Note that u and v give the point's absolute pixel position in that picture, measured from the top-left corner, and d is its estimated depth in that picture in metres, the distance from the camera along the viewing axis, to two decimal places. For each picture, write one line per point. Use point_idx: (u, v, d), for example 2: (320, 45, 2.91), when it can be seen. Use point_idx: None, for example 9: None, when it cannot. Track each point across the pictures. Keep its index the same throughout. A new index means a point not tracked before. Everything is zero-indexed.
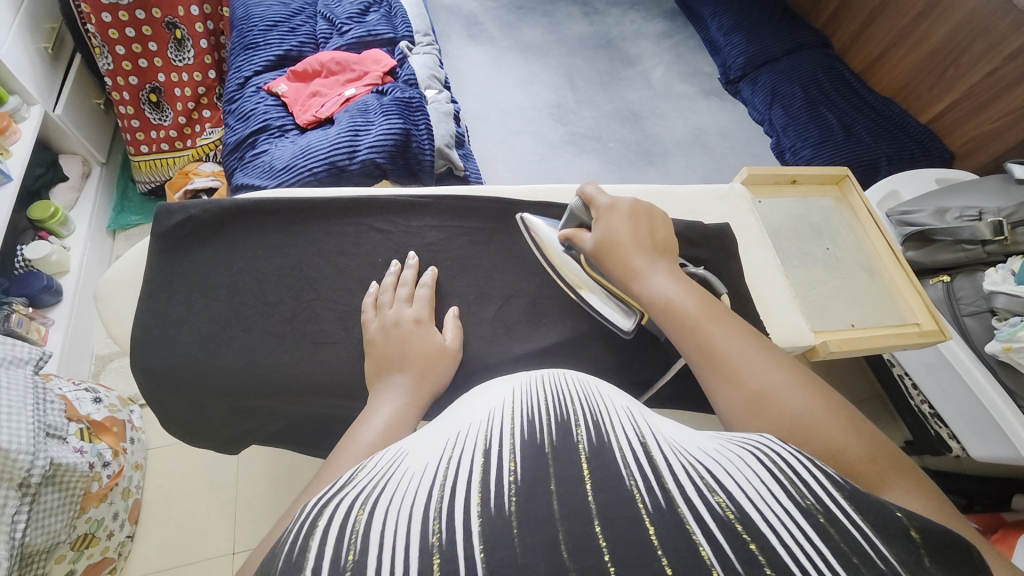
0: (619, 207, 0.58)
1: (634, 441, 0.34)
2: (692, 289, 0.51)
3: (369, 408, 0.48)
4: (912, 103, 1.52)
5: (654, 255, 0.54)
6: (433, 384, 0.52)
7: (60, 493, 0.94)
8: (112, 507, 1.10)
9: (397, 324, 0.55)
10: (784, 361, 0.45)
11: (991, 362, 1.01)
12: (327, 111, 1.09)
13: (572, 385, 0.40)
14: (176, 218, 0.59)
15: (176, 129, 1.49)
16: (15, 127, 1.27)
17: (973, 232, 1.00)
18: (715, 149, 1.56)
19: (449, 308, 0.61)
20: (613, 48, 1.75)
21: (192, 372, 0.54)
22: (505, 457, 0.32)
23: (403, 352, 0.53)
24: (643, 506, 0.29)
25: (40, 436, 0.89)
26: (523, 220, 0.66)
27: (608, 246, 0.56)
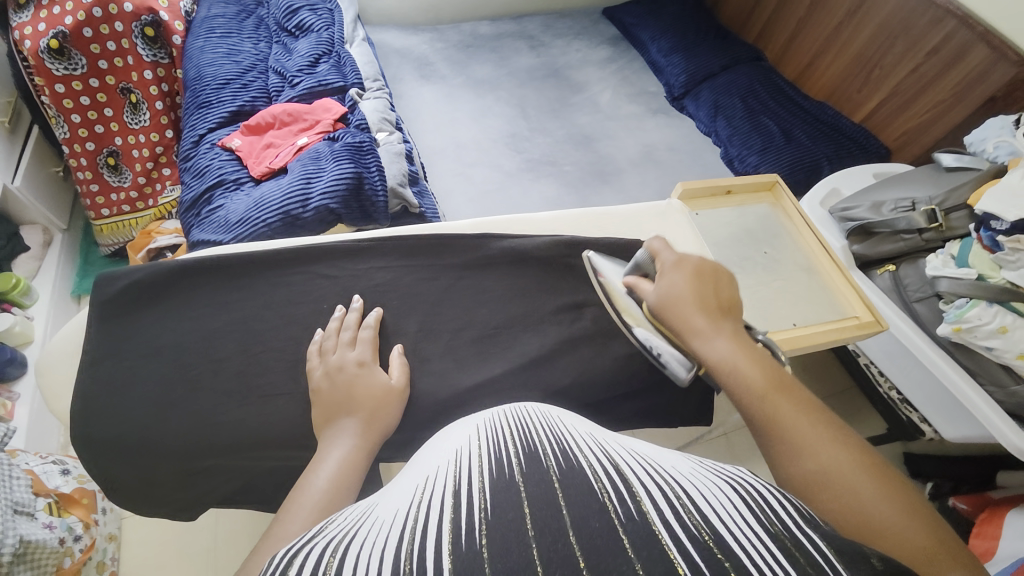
0: (685, 263, 0.59)
1: (602, 466, 0.36)
2: (761, 359, 0.50)
3: (321, 452, 0.50)
4: (845, 104, 1.61)
5: (721, 316, 0.54)
6: (381, 424, 0.53)
7: (32, 572, 0.90)
8: None
9: (340, 368, 0.56)
10: (845, 441, 0.45)
11: (945, 345, 1.03)
12: (280, 161, 1.12)
13: (535, 426, 0.44)
14: (120, 283, 0.60)
15: (136, 190, 1.49)
16: None
17: (909, 222, 1.06)
18: (667, 164, 1.61)
19: (394, 346, 0.62)
20: (560, 76, 1.83)
21: (137, 440, 0.54)
22: (475, 492, 0.33)
23: (350, 396, 0.54)
24: (615, 516, 0.30)
25: (8, 514, 0.86)
26: (590, 260, 0.69)
27: (669, 304, 0.56)
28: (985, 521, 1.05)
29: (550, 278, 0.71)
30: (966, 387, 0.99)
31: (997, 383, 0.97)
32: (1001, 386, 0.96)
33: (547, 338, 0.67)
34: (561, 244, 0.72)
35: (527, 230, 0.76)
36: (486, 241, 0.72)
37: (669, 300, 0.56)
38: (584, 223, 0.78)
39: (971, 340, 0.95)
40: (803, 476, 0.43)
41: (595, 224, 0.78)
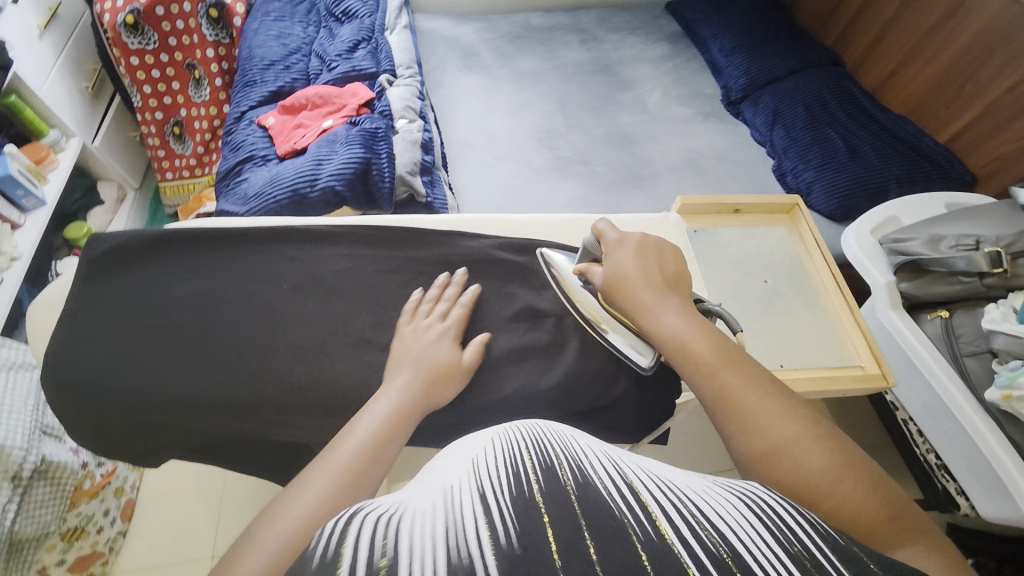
0: (628, 242, 0.60)
1: (618, 482, 0.34)
2: (710, 332, 0.51)
3: (376, 399, 0.54)
4: (929, 121, 1.41)
5: (667, 293, 0.55)
6: (435, 394, 0.56)
7: (51, 488, 1.00)
8: (104, 504, 1.13)
9: (427, 327, 0.61)
10: (800, 411, 0.45)
11: (994, 411, 0.89)
12: (305, 141, 1.16)
13: (551, 439, 0.41)
14: (104, 246, 0.66)
15: (195, 158, 1.63)
16: (54, 157, 1.44)
17: (969, 262, 0.92)
18: (709, 173, 1.50)
19: (478, 333, 0.64)
20: (609, 73, 1.75)
21: (94, 388, 0.59)
22: (499, 496, 0.31)
23: (417, 358, 0.57)
24: (636, 533, 0.29)
25: (36, 435, 0.95)
26: (544, 256, 0.69)
27: (619, 282, 0.57)
28: None
29: (512, 283, 0.70)
30: (1009, 463, 0.84)
31: None
32: None
33: (497, 345, 0.65)
34: (528, 252, 0.72)
35: (503, 232, 0.76)
36: (452, 239, 0.72)
37: (618, 278, 0.57)
38: (560, 231, 0.77)
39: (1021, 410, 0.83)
40: (752, 449, 0.43)
41: (574, 232, 0.77)
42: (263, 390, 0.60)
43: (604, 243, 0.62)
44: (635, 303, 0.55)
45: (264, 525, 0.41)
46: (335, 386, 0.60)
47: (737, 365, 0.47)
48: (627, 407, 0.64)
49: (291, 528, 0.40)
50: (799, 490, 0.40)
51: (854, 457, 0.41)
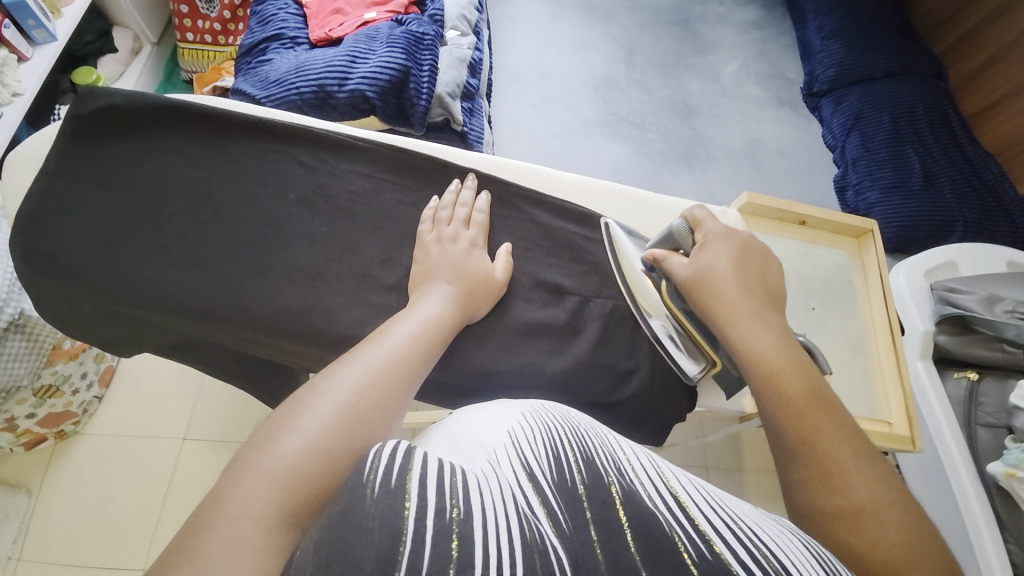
0: (731, 242, 0.53)
1: (661, 491, 0.35)
2: (789, 349, 0.47)
3: (393, 322, 0.47)
4: (1017, 167, 1.28)
5: (765, 306, 0.49)
6: (474, 305, 0.54)
7: (28, 342, 0.93)
8: (82, 367, 1.09)
9: (454, 241, 0.57)
10: (882, 474, 0.40)
11: (990, 483, 0.86)
12: (342, 30, 1.03)
13: (584, 430, 0.40)
14: (99, 103, 0.58)
15: (220, 23, 1.49)
16: None
17: (1019, 332, 0.86)
18: (767, 167, 1.39)
19: (502, 244, 0.61)
20: (688, 28, 1.57)
21: (65, 263, 0.53)
22: (545, 493, 0.32)
23: (459, 269, 0.54)
24: (688, 554, 0.30)
25: (17, 287, 0.87)
26: (607, 227, 0.63)
27: (706, 281, 0.51)
28: None
29: (541, 247, 0.63)
30: (987, 534, 0.81)
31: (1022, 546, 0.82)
32: None
33: (508, 314, 0.59)
34: (567, 217, 0.65)
35: (545, 189, 0.68)
36: (485, 184, 0.64)
37: (706, 277, 0.51)
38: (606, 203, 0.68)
39: (1019, 491, 0.79)
40: (826, 497, 0.39)
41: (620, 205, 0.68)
42: (250, 308, 0.54)
43: (699, 234, 0.55)
44: (723, 304, 0.49)
45: (259, 447, 0.34)
46: (326, 319, 0.55)
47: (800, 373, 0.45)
48: (629, 409, 0.59)
49: (304, 453, 0.33)
50: (868, 555, 0.36)
51: (937, 541, 0.37)
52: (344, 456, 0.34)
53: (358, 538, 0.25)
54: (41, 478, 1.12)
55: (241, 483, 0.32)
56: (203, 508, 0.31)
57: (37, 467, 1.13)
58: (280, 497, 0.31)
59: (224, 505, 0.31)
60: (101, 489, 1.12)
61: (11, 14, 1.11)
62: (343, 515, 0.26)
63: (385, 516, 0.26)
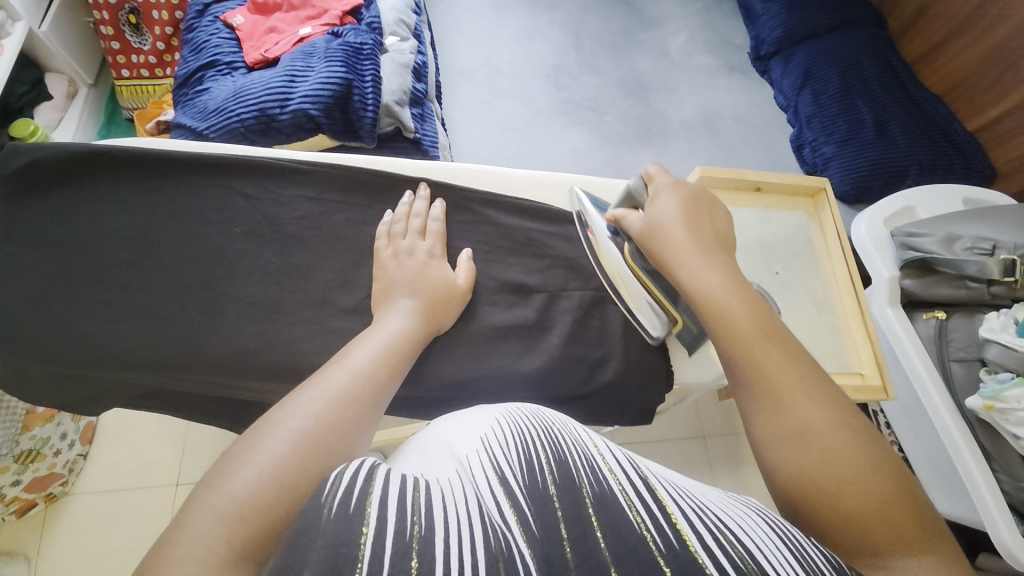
0: (679, 190, 0.52)
1: (632, 483, 0.35)
2: (746, 292, 0.44)
3: (355, 343, 0.47)
4: (963, 106, 1.30)
5: (712, 246, 0.48)
6: (440, 317, 0.53)
7: (2, 413, 0.90)
8: (60, 428, 1.05)
9: (410, 254, 0.56)
10: (832, 399, 0.39)
11: (970, 416, 0.89)
12: (278, 50, 1.01)
13: (561, 426, 0.40)
14: (21, 160, 0.56)
15: (155, 56, 1.44)
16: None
17: (980, 269, 0.87)
18: (725, 135, 1.40)
19: (464, 250, 0.60)
20: (632, 6, 1.56)
21: (9, 332, 0.52)
22: (516, 495, 0.32)
23: (418, 282, 0.53)
24: (656, 547, 0.30)
25: None
26: (574, 195, 0.63)
27: (656, 231, 0.50)
28: None
29: (501, 248, 0.62)
30: (973, 465, 0.84)
31: (1010, 474, 0.85)
32: (1015, 478, 0.84)
33: (474, 320, 0.58)
34: (524, 214, 0.64)
35: (499, 188, 0.67)
36: (436, 192, 0.63)
37: (656, 226, 0.50)
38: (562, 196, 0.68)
39: (998, 420, 0.82)
40: (776, 425, 0.38)
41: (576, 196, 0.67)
42: (209, 351, 0.53)
43: (652, 187, 0.53)
44: (678, 256, 0.47)
45: (209, 485, 0.33)
46: (289, 351, 0.54)
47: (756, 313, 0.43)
48: (607, 398, 0.60)
49: (256, 486, 0.33)
50: (815, 475, 0.36)
51: (888, 458, 0.37)
52: (300, 485, 0.34)
53: (311, 563, 0.26)
54: (37, 544, 1.08)
55: (189, 525, 0.31)
56: (153, 553, 0.30)
57: (28, 536, 1.09)
58: (232, 532, 0.31)
59: (171, 548, 0.30)
60: (97, 548, 1.09)
61: None
62: (304, 538, 0.27)
63: (343, 536, 0.27)
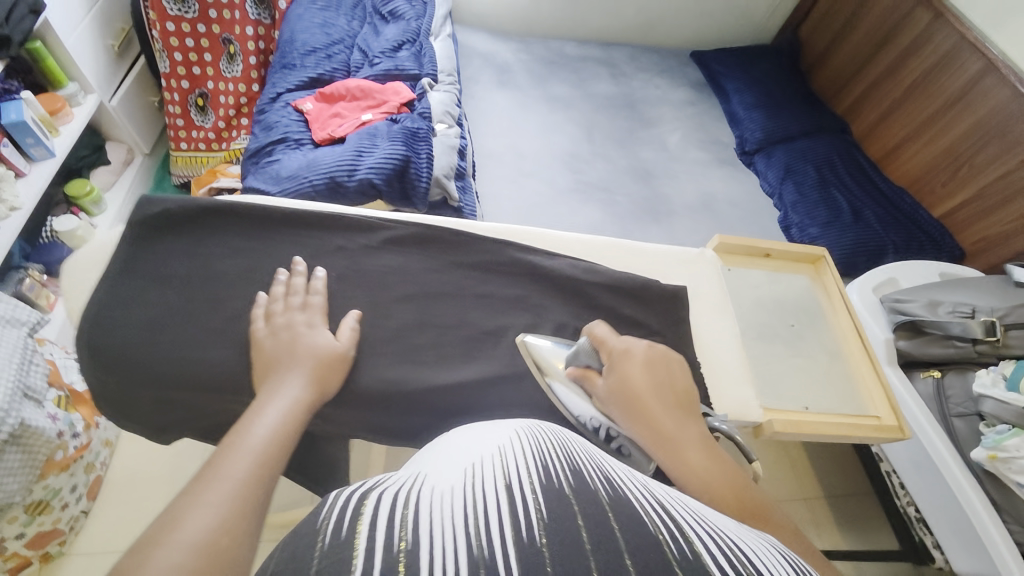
0: (634, 354, 0.55)
1: (649, 503, 0.34)
2: (721, 460, 0.46)
3: (261, 404, 0.50)
4: (926, 196, 1.50)
5: (679, 413, 0.51)
6: (326, 384, 0.55)
7: (24, 455, 0.96)
8: (72, 479, 1.11)
9: (291, 325, 0.58)
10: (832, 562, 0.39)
11: (978, 470, 0.93)
12: (342, 131, 1.17)
13: (581, 451, 0.42)
14: (155, 209, 0.64)
15: (214, 132, 1.61)
16: (68, 110, 1.39)
17: (964, 329, 0.97)
18: (721, 215, 1.57)
19: (349, 312, 0.63)
20: (634, 108, 1.82)
21: (133, 356, 0.57)
22: (529, 489, 0.32)
23: (292, 351, 0.56)
24: (672, 552, 0.29)
25: (17, 397, 0.94)
26: (525, 340, 0.64)
27: (624, 395, 0.52)
28: None
29: (556, 297, 0.69)
30: (987, 518, 0.89)
31: (1021, 524, 0.89)
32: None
33: None
34: (577, 268, 0.71)
35: (553, 248, 0.75)
36: (501, 246, 0.71)
37: (623, 392, 0.52)
38: (605, 254, 0.76)
39: (1003, 471, 0.87)
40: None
41: (618, 255, 0.76)
42: None
43: (606, 350, 0.58)
44: (649, 419, 0.50)
45: None
46: (376, 379, 0.61)
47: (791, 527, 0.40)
48: None
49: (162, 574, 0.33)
50: None
51: None
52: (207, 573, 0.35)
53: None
54: None
55: None
56: None
57: None
58: None
59: None
60: None
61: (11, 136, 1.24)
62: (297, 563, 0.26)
63: (333, 564, 0.25)
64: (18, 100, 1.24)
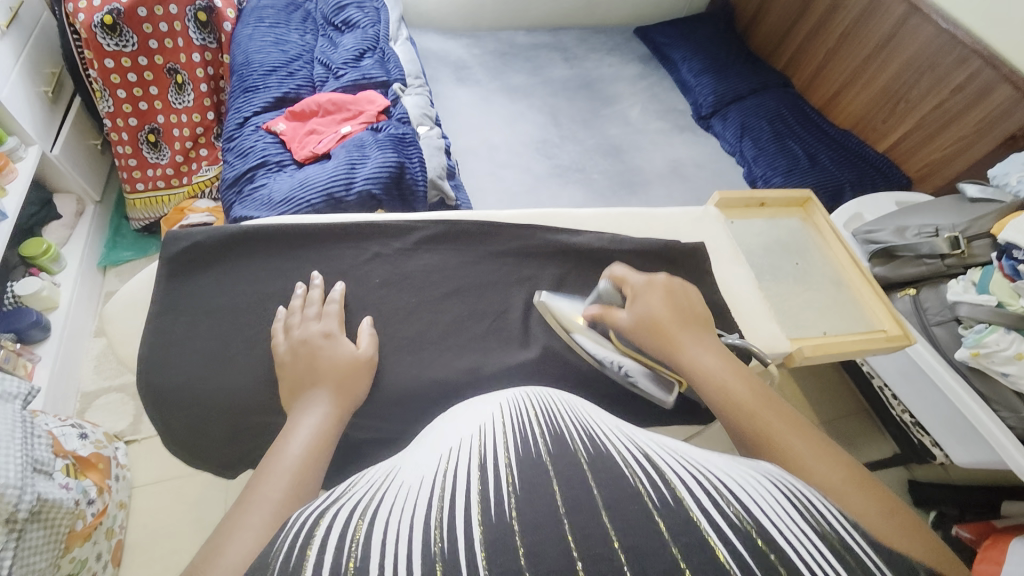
0: (655, 285, 0.61)
1: (632, 454, 0.34)
2: (740, 371, 0.53)
3: (292, 425, 0.50)
4: (870, 134, 1.64)
5: (700, 330, 0.58)
6: (350, 391, 0.55)
7: (45, 531, 0.83)
8: (95, 548, 0.99)
9: (309, 327, 0.59)
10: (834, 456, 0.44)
11: (963, 368, 1.04)
12: (324, 146, 1.15)
13: (563, 412, 0.41)
14: (183, 244, 0.66)
15: (172, 168, 1.52)
16: (13, 167, 1.28)
17: (932, 247, 1.09)
18: (692, 179, 1.64)
19: (362, 319, 0.64)
20: (592, 88, 1.87)
21: (199, 388, 0.59)
22: (502, 467, 0.32)
23: (313, 368, 0.55)
24: (650, 501, 0.29)
25: (28, 472, 0.78)
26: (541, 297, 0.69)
27: (647, 324, 0.58)
28: (986, 548, 1.01)
29: (588, 271, 0.74)
30: (977, 408, 1.00)
31: (1011, 409, 0.99)
32: (1014, 412, 0.98)
33: None
34: (603, 240, 0.75)
35: (574, 225, 0.79)
36: (526, 232, 0.75)
37: (645, 321, 0.59)
38: (622, 224, 0.80)
39: (987, 365, 0.99)
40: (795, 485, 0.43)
41: (634, 223, 0.80)
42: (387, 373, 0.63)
43: (627, 287, 0.63)
44: (669, 337, 0.57)
45: None
46: (447, 368, 0.64)
47: (801, 427, 0.46)
48: None
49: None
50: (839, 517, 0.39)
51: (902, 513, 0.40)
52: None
53: None
54: None
55: None
56: None
57: None
58: None
59: None
60: None
61: None
62: None
63: None
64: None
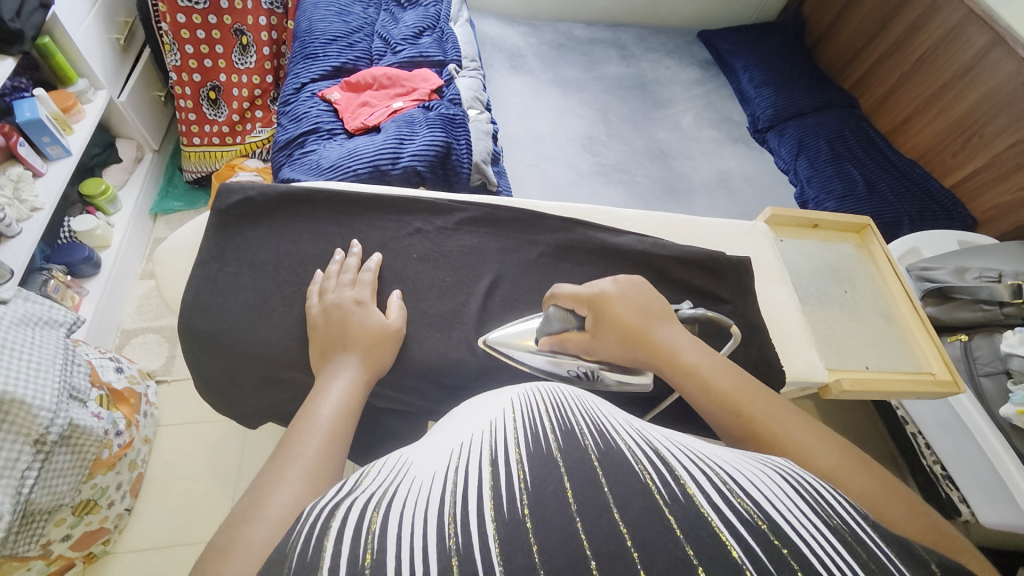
0: (609, 293, 0.55)
1: (641, 450, 0.33)
2: (709, 353, 0.51)
3: (322, 385, 0.51)
4: (936, 167, 1.55)
5: (663, 325, 0.53)
6: (378, 359, 0.56)
7: (72, 455, 0.87)
8: (117, 477, 1.04)
9: (343, 294, 0.60)
10: (817, 431, 0.44)
11: (1003, 424, 0.99)
12: (374, 120, 1.16)
13: (573, 404, 0.40)
14: (235, 197, 0.68)
15: (228, 126, 1.57)
16: (80, 107, 1.33)
17: (991, 293, 1.02)
18: (739, 193, 1.59)
19: (392, 292, 0.65)
20: (646, 90, 1.83)
21: (233, 337, 0.61)
22: (513, 462, 0.32)
23: (345, 332, 0.56)
24: (659, 496, 0.29)
25: (64, 397, 0.83)
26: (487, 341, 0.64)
27: (622, 334, 0.52)
28: None
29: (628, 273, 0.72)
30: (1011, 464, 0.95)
31: None
32: None
33: None
34: (644, 242, 0.73)
35: (616, 225, 0.77)
36: (568, 226, 0.74)
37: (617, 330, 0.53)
38: (666, 230, 0.78)
39: None
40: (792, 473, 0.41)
41: (678, 231, 0.78)
42: (413, 352, 0.63)
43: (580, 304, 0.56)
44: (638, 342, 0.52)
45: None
46: (474, 353, 0.64)
47: (776, 406, 0.46)
48: None
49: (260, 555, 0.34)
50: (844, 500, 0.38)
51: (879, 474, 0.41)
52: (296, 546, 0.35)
53: None
54: None
55: None
56: None
57: None
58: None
59: None
60: None
61: (26, 133, 1.18)
62: None
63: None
64: (31, 97, 1.19)
